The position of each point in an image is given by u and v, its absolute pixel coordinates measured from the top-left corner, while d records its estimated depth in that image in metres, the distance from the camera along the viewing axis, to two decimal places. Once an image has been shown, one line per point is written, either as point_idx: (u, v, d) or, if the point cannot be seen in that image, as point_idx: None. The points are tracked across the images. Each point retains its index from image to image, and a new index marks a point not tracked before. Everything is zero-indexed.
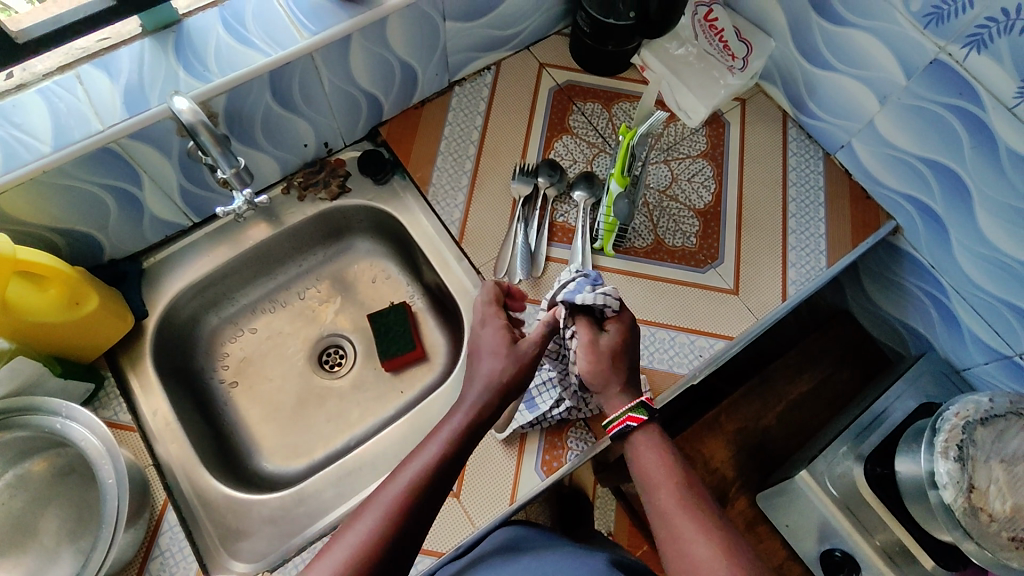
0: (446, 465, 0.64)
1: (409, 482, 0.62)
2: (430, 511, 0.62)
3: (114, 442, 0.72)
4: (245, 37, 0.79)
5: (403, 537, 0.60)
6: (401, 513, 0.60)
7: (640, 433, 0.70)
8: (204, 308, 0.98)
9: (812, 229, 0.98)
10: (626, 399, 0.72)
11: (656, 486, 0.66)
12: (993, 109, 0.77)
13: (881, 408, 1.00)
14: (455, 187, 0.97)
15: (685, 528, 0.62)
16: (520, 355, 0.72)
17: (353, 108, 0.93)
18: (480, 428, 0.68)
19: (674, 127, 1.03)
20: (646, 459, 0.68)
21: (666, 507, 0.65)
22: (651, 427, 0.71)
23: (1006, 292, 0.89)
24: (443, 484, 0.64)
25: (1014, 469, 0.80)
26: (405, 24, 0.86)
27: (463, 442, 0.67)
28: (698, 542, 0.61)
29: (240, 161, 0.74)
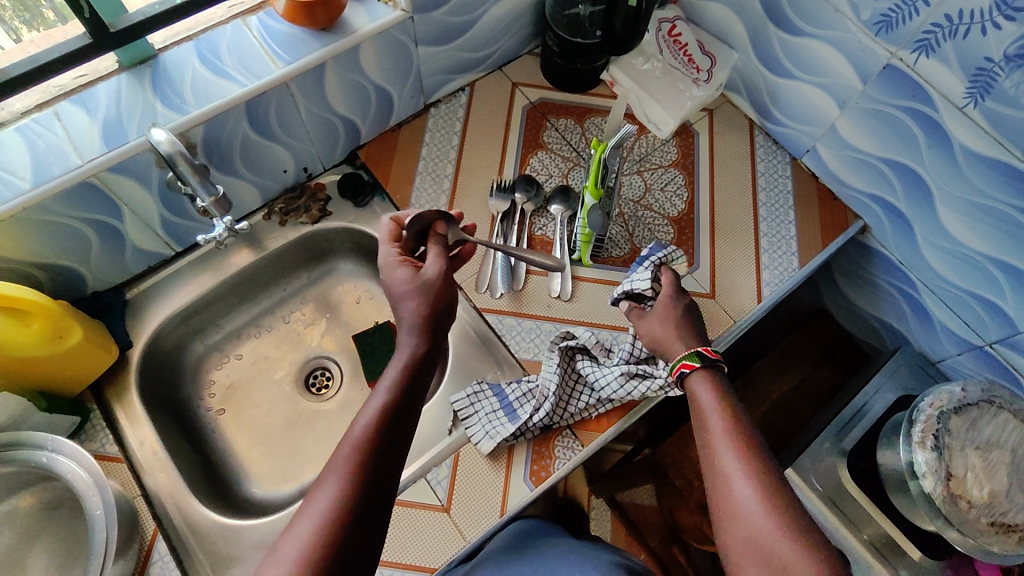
0: (395, 414, 0.62)
1: (359, 438, 0.59)
2: (391, 466, 0.60)
3: (101, 474, 0.72)
4: (221, 69, 0.81)
5: (370, 497, 0.57)
6: (360, 473, 0.57)
7: (696, 377, 0.75)
8: (188, 336, 0.98)
9: (783, 232, 1.00)
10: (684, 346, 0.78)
11: (708, 424, 0.70)
12: (945, 110, 0.81)
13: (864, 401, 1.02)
14: (434, 206, 0.98)
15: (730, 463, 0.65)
16: (435, 282, 0.71)
17: (330, 133, 0.95)
18: (420, 372, 0.66)
19: (645, 138, 1.06)
20: (703, 399, 0.73)
21: (716, 446, 0.68)
22: (708, 372, 0.75)
23: (973, 284, 0.92)
24: (396, 432, 0.61)
25: (990, 456, 0.83)
26: (378, 50, 0.88)
27: (407, 388, 0.64)
28: (743, 482, 0.63)
29: (219, 190, 0.77)
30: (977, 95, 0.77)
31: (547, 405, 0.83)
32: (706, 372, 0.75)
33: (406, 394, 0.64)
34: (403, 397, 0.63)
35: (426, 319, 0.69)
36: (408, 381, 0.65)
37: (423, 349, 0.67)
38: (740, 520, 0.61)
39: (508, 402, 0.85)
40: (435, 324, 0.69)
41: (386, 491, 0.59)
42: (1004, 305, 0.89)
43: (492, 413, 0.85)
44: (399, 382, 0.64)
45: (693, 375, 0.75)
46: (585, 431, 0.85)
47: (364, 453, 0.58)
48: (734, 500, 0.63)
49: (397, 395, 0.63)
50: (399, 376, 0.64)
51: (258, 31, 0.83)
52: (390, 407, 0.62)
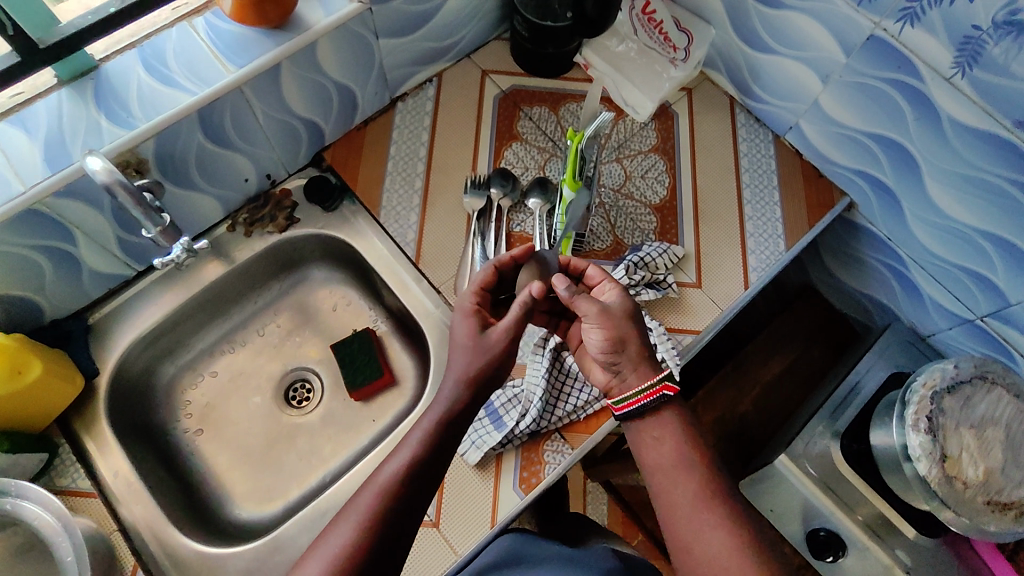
0: (420, 468, 0.63)
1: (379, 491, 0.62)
2: (404, 521, 0.61)
3: (70, 517, 0.70)
4: (166, 76, 0.75)
5: (379, 549, 0.59)
6: (374, 523, 0.60)
7: (665, 412, 0.70)
8: (158, 358, 0.94)
9: (768, 215, 0.98)
10: (648, 374, 0.70)
11: (678, 473, 0.66)
12: (931, 81, 0.77)
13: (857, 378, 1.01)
14: (407, 207, 0.95)
15: (705, 520, 0.63)
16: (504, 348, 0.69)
17: (292, 136, 0.90)
18: (454, 425, 0.67)
19: (623, 124, 1.02)
20: (667, 439, 0.68)
21: (685, 495, 0.64)
22: (672, 411, 0.70)
23: (962, 258, 0.90)
24: (417, 486, 0.63)
25: (985, 434, 0.81)
26: (335, 45, 0.83)
27: (438, 441, 0.65)
28: (714, 532, 0.62)
29: (167, 218, 0.72)
30: (965, 64, 0.73)
31: (533, 411, 0.81)
32: (674, 406, 0.69)
33: (435, 446, 0.65)
34: (432, 450, 0.65)
35: (477, 376, 0.68)
36: (442, 434, 0.66)
37: (463, 407, 0.67)
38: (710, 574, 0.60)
39: (493, 409, 0.83)
40: (484, 382, 0.68)
41: (399, 544, 0.61)
42: (995, 278, 0.87)
43: (477, 421, 0.82)
44: (430, 434, 0.65)
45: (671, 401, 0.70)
46: (574, 433, 0.83)
47: (382, 506, 0.61)
48: (709, 558, 0.61)
49: (427, 446, 0.64)
50: (433, 428, 0.65)
51: (203, 32, 0.77)
52: (417, 460, 0.64)
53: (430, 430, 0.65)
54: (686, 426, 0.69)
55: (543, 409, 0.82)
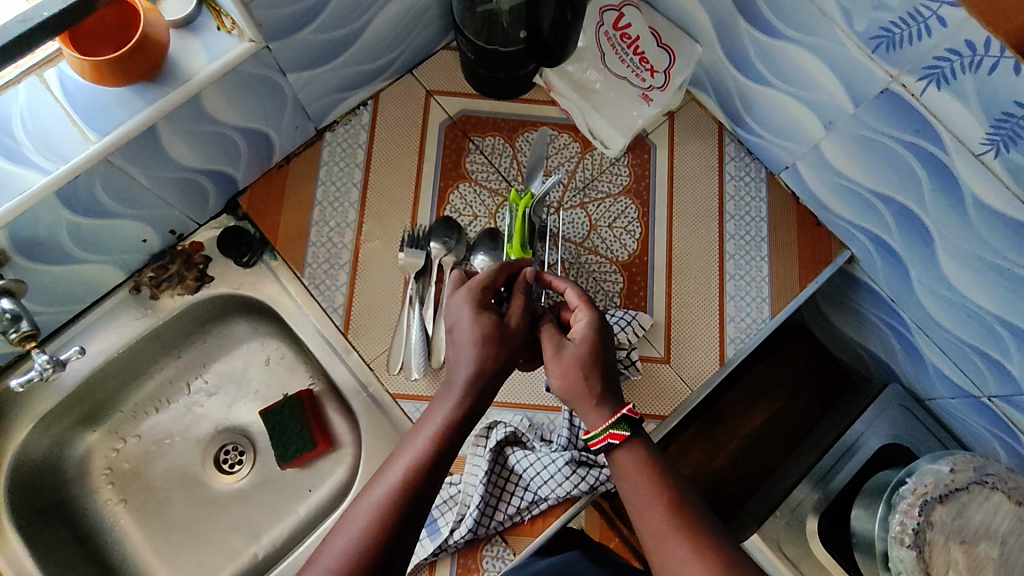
0: (425, 477, 0.54)
1: (380, 505, 0.52)
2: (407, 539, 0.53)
3: None
4: (16, 150, 0.62)
5: (387, 554, 0.51)
6: (371, 544, 0.51)
7: (622, 451, 0.60)
8: (71, 429, 0.86)
9: (753, 272, 0.85)
10: (603, 414, 0.61)
11: (646, 506, 0.57)
12: (956, 152, 0.62)
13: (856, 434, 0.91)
14: (336, 264, 0.83)
15: (683, 553, 0.54)
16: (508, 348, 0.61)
17: (192, 189, 0.77)
18: (463, 429, 0.58)
19: (590, 158, 0.87)
20: (629, 473, 0.59)
21: (656, 530, 0.56)
22: (636, 441, 0.60)
23: (973, 338, 0.77)
24: (423, 499, 0.53)
25: (975, 551, 0.72)
26: (229, 92, 0.68)
27: (444, 447, 0.56)
28: (694, 567, 0.54)
29: None
30: (999, 144, 0.58)
31: (469, 519, 0.72)
32: (633, 444, 0.60)
33: (441, 450, 0.56)
34: (438, 454, 0.56)
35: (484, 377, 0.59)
36: (450, 437, 0.57)
37: (475, 394, 0.59)
38: None
39: (427, 510, 0.75)
40: (494, 376, 0.60)
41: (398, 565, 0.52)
42: (1010, 366, 0.75)
43: None
44: (439, 437, 0.56)
45: (622, 446, 0.60)
46: (516, 537, 0.75)
47: (383, 521, 0.52)
48: None
49: (435, 452, 0.55)
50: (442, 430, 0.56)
51: (59, 90, 0.63)
52: (421, 468, 0.54)
53: (435, 433, 0.56)
54: (651, 455, 0.60)
55: (482, 515, 0.73)
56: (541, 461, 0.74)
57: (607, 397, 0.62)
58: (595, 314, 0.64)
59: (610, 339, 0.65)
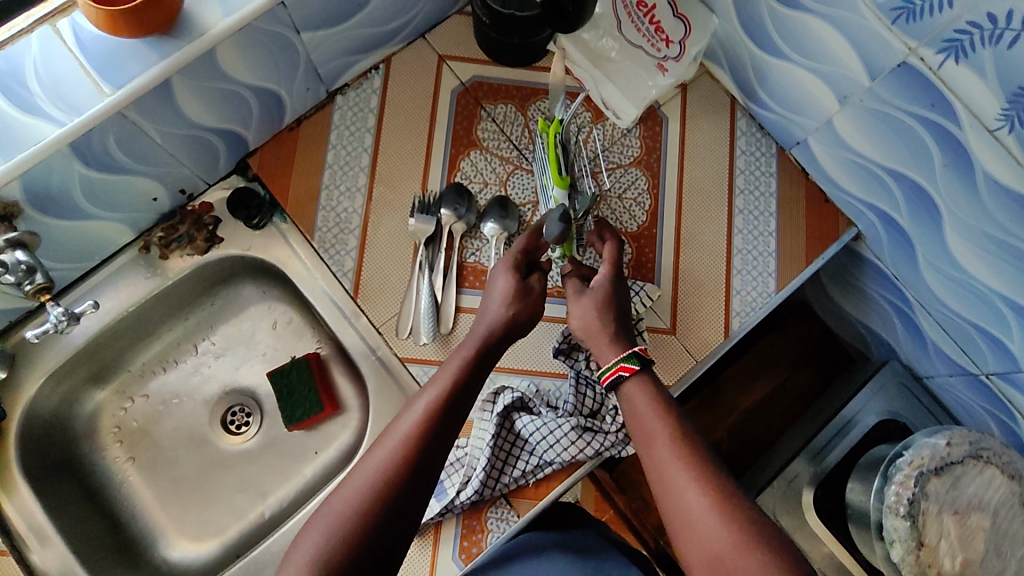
0: (448, 406, 0.59)
1: (402, 442, 0.56)
2: (430, 473, 0.55)
3: None
4: (28, 100, 0.62)
5: (417, 473, 0.55)
6: (395, 475, 0.54)
7: (630, 384, 0.64)
8: (80, 386, 0.87)
9: (760, 246, 0.85)
10: (614, 349, 0.67)
11: (650, 434, 0.60)
12: (970, 128, 0.63)
13: (851, 412, 0.92)
14: (345, 228, 0.83)
15: (681, 478, 0.57)
16: (531, 306, 0.68)
17: (203, 148, 0.76)
18: (475, 379, 0.62)
19: (601, 129, 0.87)
20: (639, 405, 0.63)
21: (659, 455, 0.59)
22: (642, 377, 0.64)
23: (974, 315, 0.78)
24: (442, 436, 0.57)
25: (968, 521, 0.74)
26: (244, 48, 0.68)
27: (459, 389, 0.60)
28: (691, 492, 0.56)
29: None
30: (1014, 118, 0.59)
31: (475, 481, 0.74)
32: (643, 380, 0.64)
33: (459, 389, 0.60)
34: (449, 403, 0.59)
35: (495, 333, 0.66)
36: (464, 383, 0.61)
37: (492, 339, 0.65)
38: (700, 541, 0.53)
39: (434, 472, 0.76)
40: (503, 334, 0.66)
41: (421, 499, 0.55)
42: (1010, 342, 0.76)
43: None
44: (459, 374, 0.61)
45: (630, 378, 0.65)
46: (521, 499, 0.76)
47: (406, 454, 0.55)
48: (694, 523, 0.54)
49: (452, 396, 0.59)
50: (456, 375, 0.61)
51: (72, 41, 0.63)
52: (440, 409, 0.58)
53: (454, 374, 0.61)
54: (658, 390, 0.64)
55: (487, 478, 0.74)
56: (546, 427, 0.75)
57: (618, 337, 0.68)
58: (610, 270, 0.71)
59: (626, 296, 0.72)
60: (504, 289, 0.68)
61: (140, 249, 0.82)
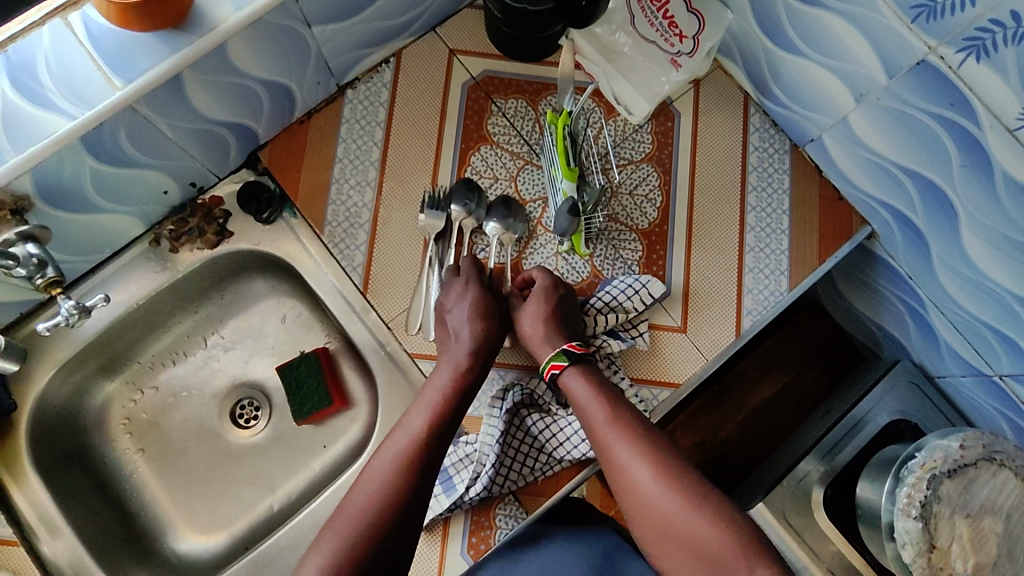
0: (437, 427, 0.66)
1: (393, 465, 0.63)
2: (423, 490, 0.63)
3: None
4: (39, 93, 0.61)
5: (414, 488, 0.62)
6: (390, 492, 0.61)
7: (567, 376, 0.72)
8: (90, 378, 0.87)
9: (772, 245, 0.84)
10: (548, 346, 0.74)
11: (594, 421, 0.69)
12: (990, 128, 0.62)
13: (862, 411, 0.91)
14: (355, 222, 0.83)
15: (627, 454, 0.66)
16: (489, 320, 0.75)
17: (213, 142, 0.76)
18: (459, 400, 0.69)
19: (612, 125, 0.86)
20: (578, 392, 0.70)
21: (604, 439, 0.67)
22: (577, 368, 0.72)
23: (988, 315, 0.77)
24: (431, 454, 0.65)
25: (980, 524, 0.73)
26: (254, 41, 0.67)
27: (444, 411, 0.68)
28: (637, 468, 0.65)
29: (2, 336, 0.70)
30: None
31: (484, 479, 0.73)
32: (578, 370, 0.72)
33: (445, 410, 0.68)
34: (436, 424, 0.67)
35: (476, 356, 0.73)
36: (448, 406, 0.69)
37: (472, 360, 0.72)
38: (646, 504, 0.64)
39: (443, 468, 0.76)
40: (480, 358, 0.73)
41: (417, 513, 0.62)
42: None
43: None
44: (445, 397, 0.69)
45: (565, 372, 0.72)
46: (530, 496, 0.76)
47: (399, 472, 0.63)
48: (641, 493, 0.64)
49: (435, 420, 0.67)
50: (440, 399, 0.69)
51: (83, 34, 0.62)
52: (428, 428, 0.66)
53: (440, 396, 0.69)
54: (592, 375, 0.72)
55: (496, 475, 0.74)
56: (551, 426, 0.76)
57: (551, 335, 0.75)
58: (540, 275, 0.77)
59: (568, 293, 0.77)
60: (463, 315, 0.75)
61: (150, 241, 0.82)
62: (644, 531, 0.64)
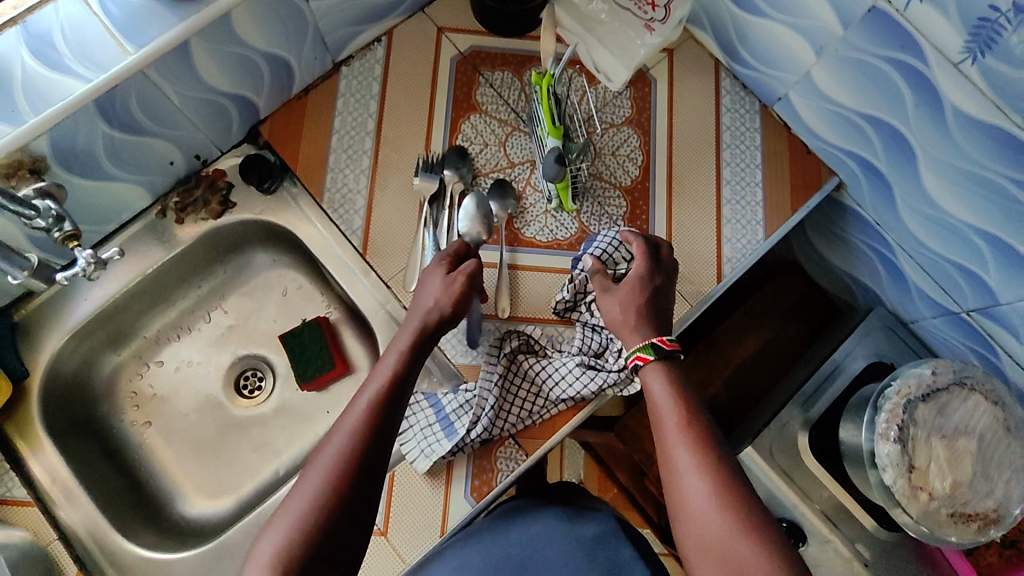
0: (387, 407, 0.61)
1: (344, 447, 0.58)
2: (378, 469, 0.59)
3: None
4: (56, 60, 0.66)
5: (363, 471, 0.57)
6: (343, 475, 0.57)
7: (649, 372, 0.69)
8: (98, 350, 0.90)
9: (748, 197, 0.90)
10: (638, 336, 0.70)
11: (663, 422, 0.65)
12: (937, 66, 0.68)
13: (840, 358, 0.95)
14: (353, 189, 0.87)
15: (686, 465, 0.61)
16: (460, 300, 0.70)
17: (217, 113, 0.81)
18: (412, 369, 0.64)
19: (594, 92, 0.92)
20: (655, 390, 0.67)
21: (668, 441, 0.64)
22: (660, 364, 0.69)
23: (950, 251, 0.83)
24: (380, 435, 0.59)
25: (955, 446, 0.78)
26: (256, 14, 0.72)
27: (398, 384, 0.63)
28: (694, 478, 0.61)
29: (31, 259, 0.67)
30: (976, 51, 0.64)
31: (485, 420, 0.76)
32: (664, 368, 0.68)
33: (395, 388, 0.62)
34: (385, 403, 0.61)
35: (433, 327, 0.68)
36: (402, 377, 0.63)
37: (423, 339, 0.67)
38: (694, 519, 0.59)
39: (444, 415, 0.79)
40: (435, 333, 0.68)
41: (374, 490, 0.58)
42: (987, 277, 0.80)
43: (428, 428, 0.79)
44: (394, 374, 0.63)
45: (647, 368, 0.69)
46: (529, 439, 0.80)
47: (352, 451, 0.58)
48: (691, 504, 0.60)
49: (386, 399, 0.61)
50: (394, 370, 0.63)
51: (97, 6, 0.67)
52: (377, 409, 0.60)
53: (389, 373, 0.63)
54: (676, 380, 0.68)
55: (495, 418, 0.78)
56: (548, 368, 0.79)
57: (641, 326, 0.71)
58: (645, 260, 0.74)
59: (665, 286, 0.75)
60: (435, 285, 0.71)
61: (156, 212, 0.86)
62: (685, 549, 0.59)
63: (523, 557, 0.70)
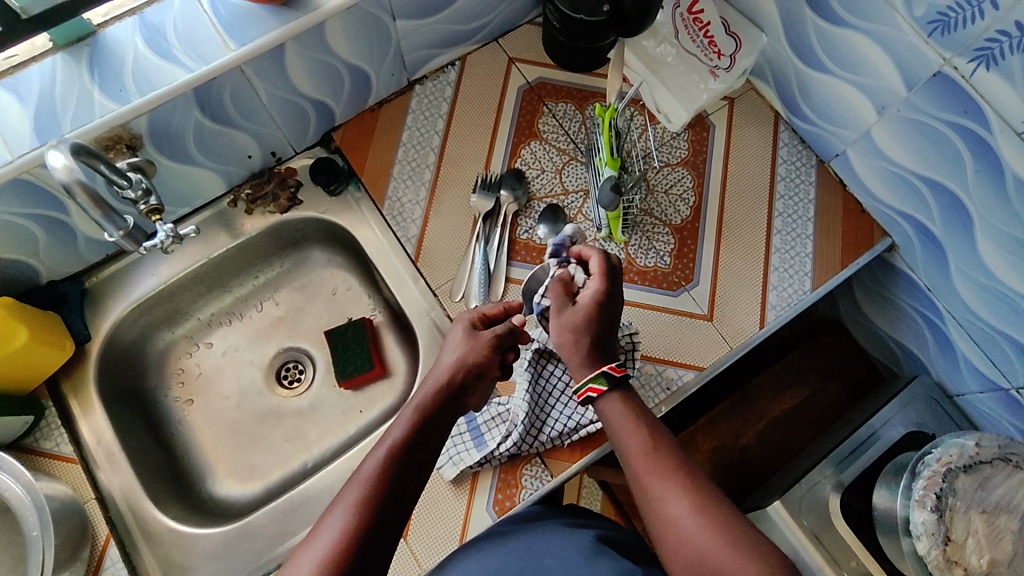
0: (396, 468, 0.60)
1: (345, 523, 0.56)
2: (387, 532, 0.57)
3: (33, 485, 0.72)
4: (166, 50, 0.73)
5: (371, 536, 0.56)
6: (344, 555, 0.54)
7: (606, 402, 0.68)
8: (155, 325, 0.94)
9: (797, 248, 0.90)
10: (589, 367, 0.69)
11: (630, 448, 0.64)
12: (1001, 133, 0.69)
13: (876, 424, 0.92)
14: (413, 200, 0.91)
15: (663, 487, 0.60)
16: (485, 354, 0.71)
17: (297, 114, 0.87)
18: (420, 438, 0.63)
19: (653, 131, 0.95)
20: (617, 423, 0.66)
21: (640, 464, 0.62)
22: (615, 394, 0.68)
23: (1003, 322, 0.80)
24: (391, 498, 0.59)
25: (995, 521, 0.75)
26: (347, 27, 0.78)
27: (405, 456, 0.61)
28: (674, 496, 0.59)
29: (129, 220, 0.67)
30: None
31: (514, 436, 0.77)
32: (621, 393, 0.68)
33: (407, 451, 0.62)
34: (398, 463, 0.61)
35: (454, 381, 0.68)
36: (408, 445, 0.62)
37: (432, 405, 0.66)
38: (680, 542, 0.57)
39: (475, 426, 0.80)
40: (451, 389, 0.68)
41: (378, 560, 0.56)
42: None
43: (457, 436, 0.80)
44: (405, 437, 0.63)
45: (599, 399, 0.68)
46: (557, 460, 0.80)
47: (352, 528, 0.56)
48: (675, 524, 0.58)
49: (401, 463, 0.61)
50: (399, 438, 0.62)
51: (208, 4, 0.74)
52: (388, 471, 0.60)
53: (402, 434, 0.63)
54: (634, 407, 0.67)
55: (527, 432, 0.78)
56: None
57: (590, 351, 0.69)
58: (605, 284, 0.71)
59: (617, 312, 0.73)
60: (459, 337, 0.72)
61: (230, 200, 0.92)
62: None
63: (524, 562, 0.64)
